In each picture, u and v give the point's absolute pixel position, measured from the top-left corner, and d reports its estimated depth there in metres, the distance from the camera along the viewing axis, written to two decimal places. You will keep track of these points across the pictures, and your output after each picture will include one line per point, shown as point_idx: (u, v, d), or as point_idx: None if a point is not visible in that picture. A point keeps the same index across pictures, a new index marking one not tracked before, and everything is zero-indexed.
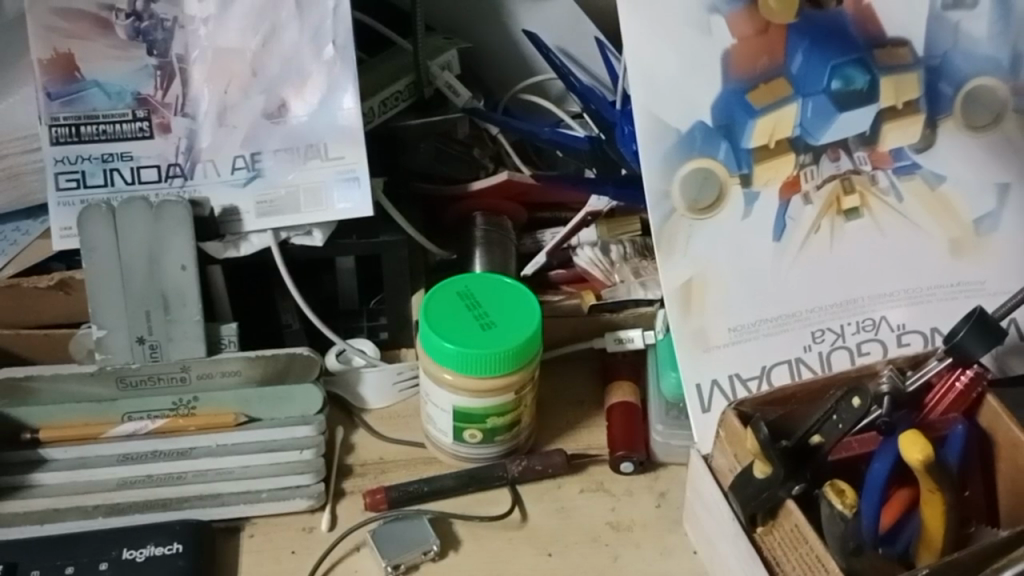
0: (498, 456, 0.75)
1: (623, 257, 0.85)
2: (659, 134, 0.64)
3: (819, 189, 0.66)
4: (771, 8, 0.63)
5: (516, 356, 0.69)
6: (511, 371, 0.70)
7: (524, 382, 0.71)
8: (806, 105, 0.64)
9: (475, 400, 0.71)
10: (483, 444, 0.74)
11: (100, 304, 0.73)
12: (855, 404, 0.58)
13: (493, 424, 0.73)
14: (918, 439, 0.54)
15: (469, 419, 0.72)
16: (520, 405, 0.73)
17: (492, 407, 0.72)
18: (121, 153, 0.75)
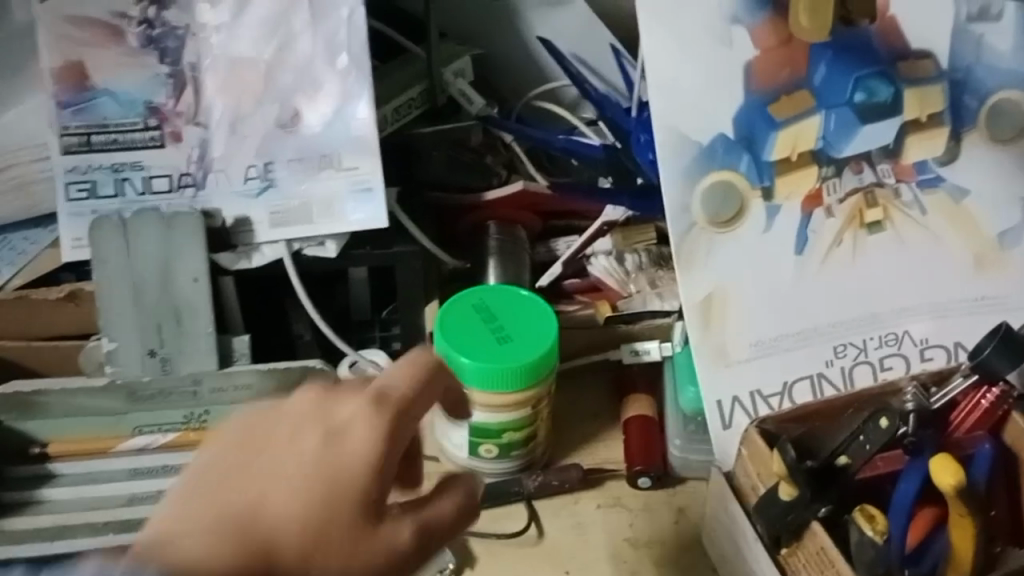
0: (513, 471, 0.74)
1: (638, 267, 0.84)
2: (680, 147, 0.63)
3: (841, 202, 0.64)
4: (804, 27, 0.62)
5: (528, 375, 0.68)
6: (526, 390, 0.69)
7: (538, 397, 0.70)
8: (829, 117, 0.63)
9: (489, 414, 0.70)
10: (497, 460, 0.73)
11: (113, 316, 0.73)
12: (882, 425, 0.57)
13: (507, 438, 0.72)
14: (950, 464, 0.53)
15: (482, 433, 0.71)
16: (535, 419, 0.72)
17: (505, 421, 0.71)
18: (132, 163, 0.74)
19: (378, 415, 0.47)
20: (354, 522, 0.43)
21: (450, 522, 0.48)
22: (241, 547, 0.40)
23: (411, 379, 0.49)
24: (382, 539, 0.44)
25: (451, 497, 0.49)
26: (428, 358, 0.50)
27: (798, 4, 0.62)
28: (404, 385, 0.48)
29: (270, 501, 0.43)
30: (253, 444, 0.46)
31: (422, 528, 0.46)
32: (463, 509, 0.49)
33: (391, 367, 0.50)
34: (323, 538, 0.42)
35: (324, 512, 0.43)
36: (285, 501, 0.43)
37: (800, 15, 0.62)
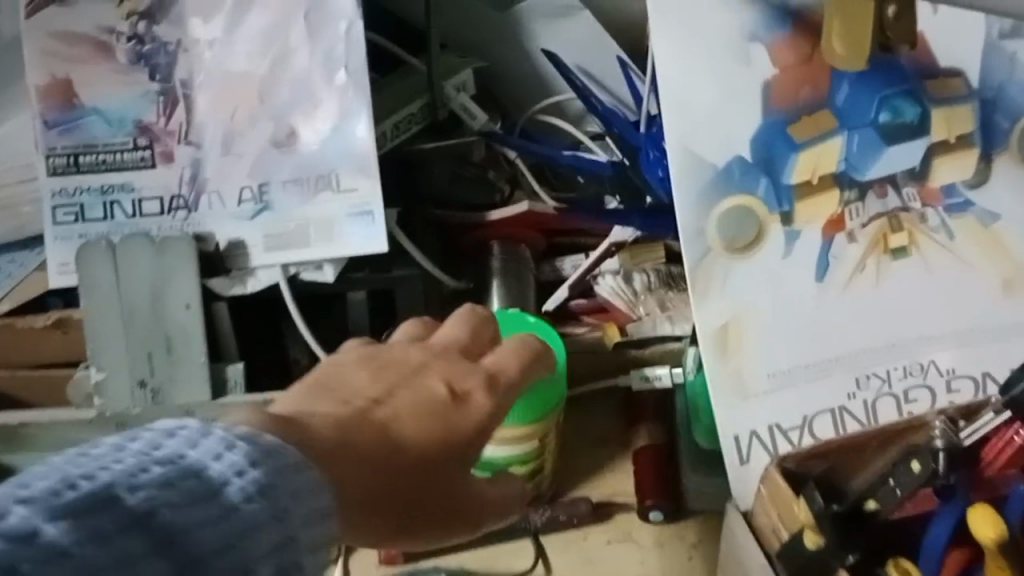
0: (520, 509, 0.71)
1: (647, 287, 0.81)
2: (694, 169, 0.60)
3: (864, 227, 0.61)
4: (835, 53, 0.58)
5: (532, 405, 0.66)
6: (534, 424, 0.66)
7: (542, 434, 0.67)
8: (851, 138, 0.60)
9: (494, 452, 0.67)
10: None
11: (101, 345, 0.70)
12: (914, 471, 0.55)
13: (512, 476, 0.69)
14: (993, 516, 0.53)
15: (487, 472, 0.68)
16: (544, 454, 0.69)
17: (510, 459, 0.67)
18: (121, 185, 0.71)
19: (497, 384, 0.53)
20: (448, 465, 0.47)
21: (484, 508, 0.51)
22: (367, 441, 0.43)
23: (522, 360, 0.55)
24: (447, 495, 0.47)
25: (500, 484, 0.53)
26: (534, 348, 0.56)
27: (828, 29, 0.58)
28: (512, 368, 0.55)
29: (402, 432, 0.46)
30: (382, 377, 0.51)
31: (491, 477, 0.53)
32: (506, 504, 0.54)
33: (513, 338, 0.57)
34: (428, 471, 0.46)
35: (435, 444, 0.47)
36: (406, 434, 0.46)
37: (832, 41, 0.58)
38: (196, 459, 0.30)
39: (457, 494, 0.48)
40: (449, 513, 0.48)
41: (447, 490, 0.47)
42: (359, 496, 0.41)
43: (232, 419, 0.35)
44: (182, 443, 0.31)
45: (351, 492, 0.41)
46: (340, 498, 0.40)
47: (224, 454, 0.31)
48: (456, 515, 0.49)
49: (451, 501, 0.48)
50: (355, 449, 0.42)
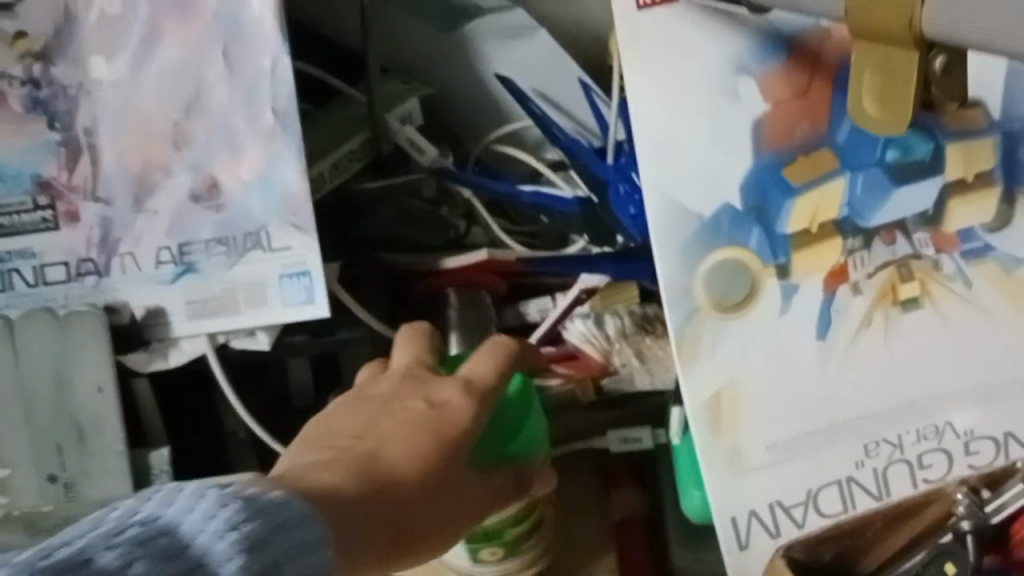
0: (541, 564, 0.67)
1: (621, 334, 0.70)
2: (678, 222, 0.53)
3: (871, 277, 0.54)
4: (867, 113, 0.47)
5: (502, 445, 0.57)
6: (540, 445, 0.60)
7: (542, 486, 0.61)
8: (855, 179, 0.52)
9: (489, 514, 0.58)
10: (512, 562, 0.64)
11: (4, 439, 0.62)
12: (948, 572, 0.54)
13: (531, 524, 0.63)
14: None
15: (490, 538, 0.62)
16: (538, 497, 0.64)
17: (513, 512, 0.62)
18: (20, 250, 0.62)
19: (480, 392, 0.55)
20: (447, 476, 0.51)
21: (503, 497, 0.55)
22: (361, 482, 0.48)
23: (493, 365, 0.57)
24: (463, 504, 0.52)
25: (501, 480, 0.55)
26: (509, 347, 0.58)
27: (863, 85, 0.45)
28: (486, 374, 0.56)
29: (402, 460, 0.51)
30: (365, 417, 0.54)
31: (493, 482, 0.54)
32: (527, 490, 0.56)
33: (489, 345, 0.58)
34: (437, 486, 0.51)
35: (434, 460, 0.51)
36: (398, 462, 0.51)
37: (865, 101, 0.46)
38: (173, 520, 0.36)
39: (469, 498, 0.52)
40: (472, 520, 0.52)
41: (458, 494, 0.52)
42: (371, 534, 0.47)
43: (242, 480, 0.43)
44: (160, 506, 0.36)
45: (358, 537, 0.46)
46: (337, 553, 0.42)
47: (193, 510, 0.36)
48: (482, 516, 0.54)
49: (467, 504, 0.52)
50: (354, 489, 0.47)
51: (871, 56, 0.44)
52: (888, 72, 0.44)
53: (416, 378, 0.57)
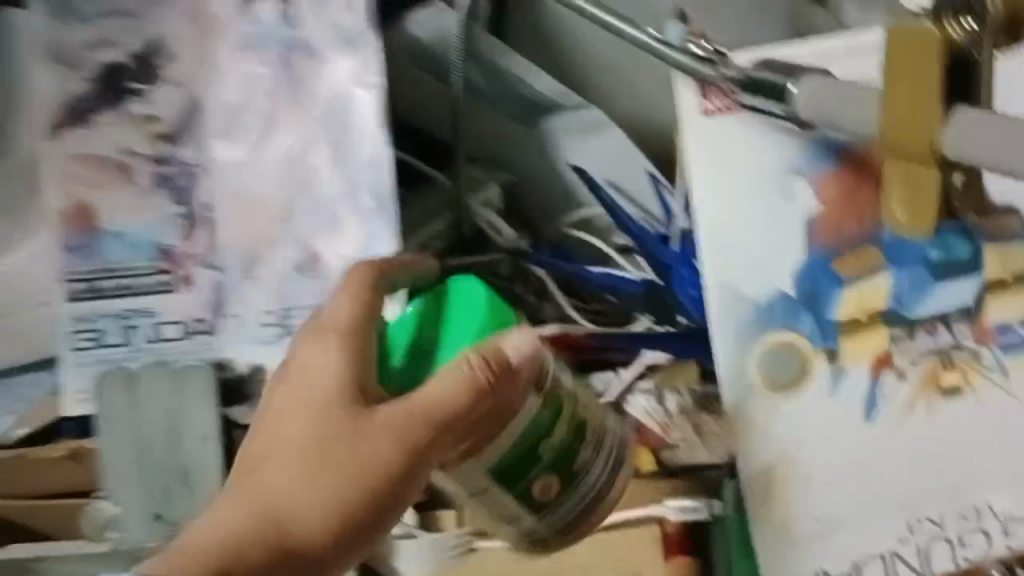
0: (605, 506, 0.57)
1: (682, 410, 0.72)
2: (736, 305, 0.59)
3: (914, 365, 0.58)
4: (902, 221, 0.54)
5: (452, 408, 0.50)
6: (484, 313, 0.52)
7: (589, 408, 0.55)
8: (900, 275, 0.57)
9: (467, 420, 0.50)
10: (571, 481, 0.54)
11: (115, 479, 0.66)
12: None
13: (564, 441, 0.54)
14: None
15: (532, 462, 0.52)
16: (560, 403, 0.53)
17: (535, 430, 0.52)
18: (141, 310, 0.69)
19: (342, 336, 0.51)
20: (335, 444, 0.50)
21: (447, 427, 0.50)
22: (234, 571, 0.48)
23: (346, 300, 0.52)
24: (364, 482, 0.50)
25: (420, 398, 0.49)
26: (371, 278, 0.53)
27: (891, 199, 0.53)
28: (344, 313, 0.51)
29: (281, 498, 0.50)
30: (263, 419, 0.53)
31: (412, 411, 0.49)
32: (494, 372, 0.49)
33: (341, 282, 0.53)
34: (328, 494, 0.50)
35: (325, 434, 0.50)
36: (282, 504, 0.50)
37: (895, 207, 0.53)
38: None
39: (370, 466, 0.50)
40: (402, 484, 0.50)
41: (357, 459, 0.50)
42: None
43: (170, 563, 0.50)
44: None
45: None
46: None
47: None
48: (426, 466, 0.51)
49: (369, 473, 0.50)
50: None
51: (896, 172, 0.51)
52: (914, 180, 0.51)
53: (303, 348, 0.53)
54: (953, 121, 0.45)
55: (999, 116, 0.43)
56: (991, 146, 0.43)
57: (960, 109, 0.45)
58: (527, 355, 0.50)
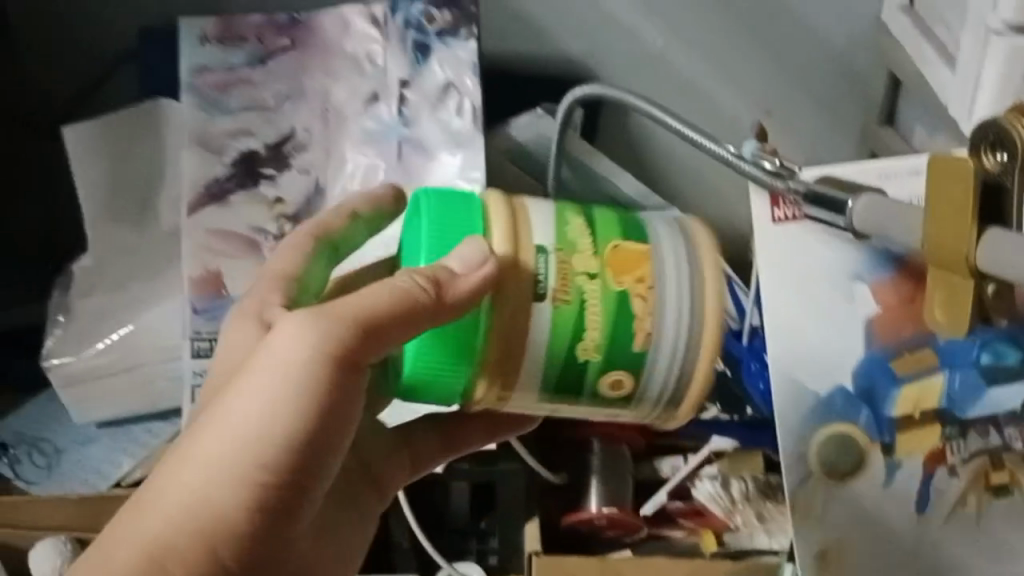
0: (699, 379, 0.49)
1: (744, 496, 0.81)
2: (798, 396, 0.63)
3: (966, 463, 0.62)
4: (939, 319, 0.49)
5: (464, 351, 0.46)
6: (440, 218, 0.47)
7: (622, 276, 0.47)
8: (954, 377, 0.61)
9: (466, 343, 0.46)
10: (638, 369, 0.48)
11: None
12: None
13: (612, 323, 0.46)
14: None
15: (587, 372, 0.47)
16: (578, 286, 0.46)
17: (569, 328, 0.46)
18: None
19: (269, 291, 0.50)
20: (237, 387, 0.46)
21: (342, 385, 0.45)
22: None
23: (294, 251, 0.52)
24: (251, 461, 0.45)
25: (296, 358, 0.45)
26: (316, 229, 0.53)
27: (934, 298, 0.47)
28: (286, 264, 0.51)
29: (155, 506, 0.45)
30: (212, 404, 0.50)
31: (286, 335, 0.45)
32: (411, 299, 0.44)
33: (284, 244, 0.53)
34: (210, 488, 0.45)
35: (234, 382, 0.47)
36: (154, 515, 0.45)
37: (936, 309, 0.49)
38: None
39: (253, 443, 0.45)
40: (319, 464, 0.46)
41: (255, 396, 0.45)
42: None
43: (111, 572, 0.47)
44: None
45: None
46: None
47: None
48: (326, 438, 0.46)
49: (255, 452, 0.45)
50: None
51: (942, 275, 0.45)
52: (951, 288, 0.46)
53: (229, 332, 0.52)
54: (984, 241, 0.42)
55: None
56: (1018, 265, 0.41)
57: (991, 228, 0.42)
58: (473, 264, 0.44)
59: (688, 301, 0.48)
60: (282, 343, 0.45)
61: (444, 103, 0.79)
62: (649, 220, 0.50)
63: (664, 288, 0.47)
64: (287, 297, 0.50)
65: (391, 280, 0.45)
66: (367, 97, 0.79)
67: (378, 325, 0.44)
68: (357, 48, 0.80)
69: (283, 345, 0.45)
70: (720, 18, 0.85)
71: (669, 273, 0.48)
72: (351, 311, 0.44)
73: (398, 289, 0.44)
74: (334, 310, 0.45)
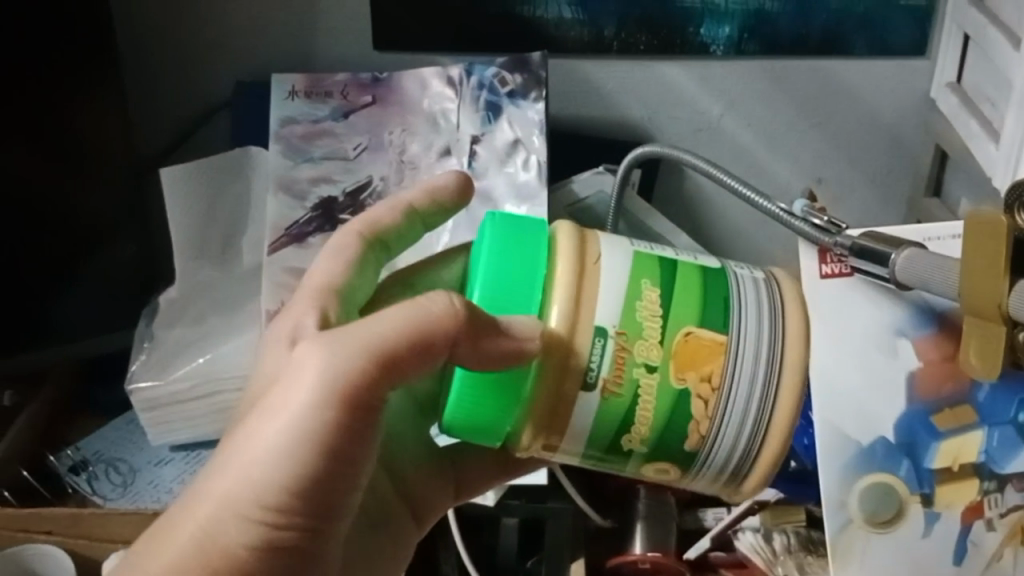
0: (758, 475, 0.47)
1: (786, 548, 0.81)
2: (841, 445, 0.65)
3: (1003, 517, 0.65)
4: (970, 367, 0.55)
5: (511, 397, 0.45)
6: (507, 259, 0.46)
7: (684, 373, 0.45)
8: (992, 433, 0.64)
9: (509, 390, 0.45)
10: (685, 459, 0.47)
11: None
12: None
13: (661, 415, 0.45)
14: None
15: (631, 455, 0.46)
16: (634, 377, 0.44)
17: (614, 418, 0.45)
18: None
19: (309, 303, 0.49)
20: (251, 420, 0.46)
21: (348, 424, 0.44)
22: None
23: (335, 264, 0.50)
24: (257, 497, 0.44)
25: (307, 394, 0.44)
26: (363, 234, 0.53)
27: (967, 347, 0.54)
28: (329, 271, 0.50)
29: (173, 533, 0.45)
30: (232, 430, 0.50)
31: (306, 372, 0.44)
32: (434, 338, 0.44)
33: (327, 251, 0.51)
34: (218, 520, 0.45)
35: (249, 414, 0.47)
36: (169, 545, 0.45)
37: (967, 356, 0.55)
38: None
39: (263, 480, 0.44)
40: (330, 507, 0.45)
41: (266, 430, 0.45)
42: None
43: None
44: None
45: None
46: None
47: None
48: (335, 479, 0.45)
49: (261, 489, 0.44)
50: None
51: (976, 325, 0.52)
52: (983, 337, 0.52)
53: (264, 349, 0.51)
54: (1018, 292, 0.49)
55: None
56: None
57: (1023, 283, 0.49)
58: (522, 338, 0.43)
59: (756, 392, 0.46)
60: (299, 374, 0.44)
61: (511, 159, 0.84)
62: (739, 283, 0.47)
63: (730, 385, 0.45)
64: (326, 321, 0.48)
65: (427, 299, 0.44)
66: (441, 151, 0.85)
67: (396, 364, 0.44)
68: (433, 105, 0.86)
69: (297, 378, 0.44)
70: (778, 91, 0.90)
71: (738, 369, 0.45)
72: (370, 348, 0.44)
73: (436, 330, 0.44)
74: (351, 349, 0.44)
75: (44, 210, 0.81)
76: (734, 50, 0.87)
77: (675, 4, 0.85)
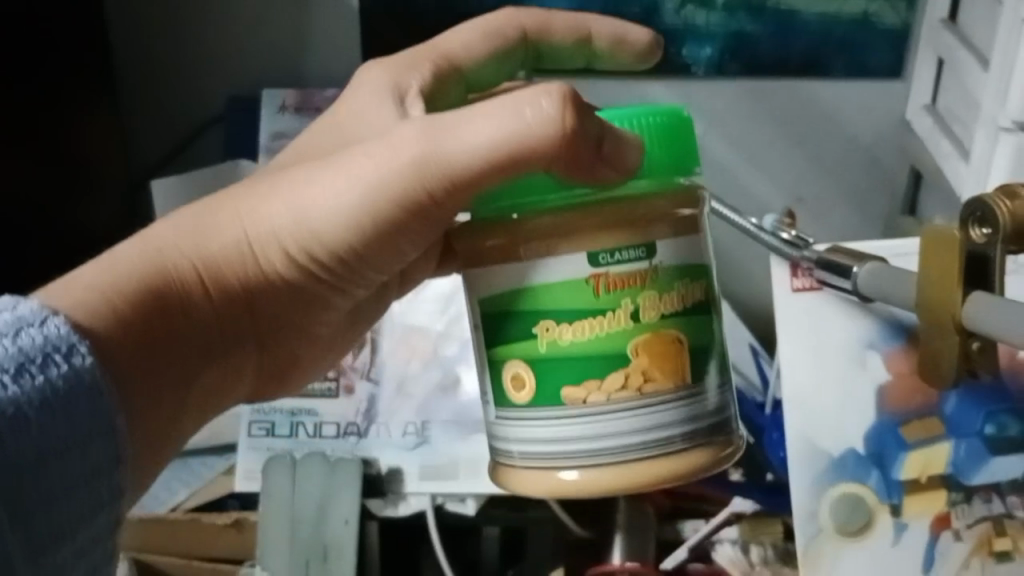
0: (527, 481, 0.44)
1: (763, 559, 0.79)
2: (813, 456, 0.67)
3: (970, 527, 0.66)
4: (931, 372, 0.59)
5: (558, 187, 0.42)
6: (671, 141, 0.44)
7: (654, 355, 0.42)
8: (959, 445, 0.65)
9: (565, 186, 0.42)
10: (539, 406, 0.43)
11: (268, 547, 0.74)
12: None
13: (601, 348, 0.41)
14: None
15: (530, 342, 0.42)
16: (624, 301, 0.41)
17: (568, 300, 0.41)
18: (308, 409, 0.83)
19: (420, 66, 0.53)
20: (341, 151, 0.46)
21: (413, 213, 0.44)
22: (143, 299, 0.42)
23: (477, 45, 0.55)
24: (302, 242, 0.45)
25: (396, 167, 0.43)
26: (511, 33, 0.56)
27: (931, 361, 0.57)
28: (472, 42, 0.55)
29: (212, 228, 0.45)
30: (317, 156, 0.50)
31: (414, 147, 0.42)
32: (542, 152, 0.40)
33: (469, 26, 0.56)
34: (258, 241, 0.45)
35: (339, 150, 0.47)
36: (220, 236, 0.45)
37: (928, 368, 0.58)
38: None
39: (330, 232, 0.45)
40: (355, 273, 0.49)
41: (386, 193, 0.43)
42: (216, 371, 0.48)
43: (166, 228, 0.45)
44: None
45: (198, 392, 0.46)
46: (130, 300, 0.41)
47: (47, 322, 0.33)
48: (370, 253, 0.47)
49: (320, 237, 0.45)
50: (140, 311, 0.41)
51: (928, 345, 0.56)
52: (931, 355, 0.57)
53: (343, 100, 0.54)
54: (968, 302, 0.51)
55: (1005, 303, 0.49)
56: (996, 320, 0.48)
57: (975, 292, 0.51)
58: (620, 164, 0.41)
59: (645, 438, 0.42)
60: (447, 141, 0.42)
61: None
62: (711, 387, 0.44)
63: (651, 403, 0.42)
64: (426, 89, 0.53)
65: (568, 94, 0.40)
66: None
67: (497, 173, 0.41)
68: None
69: (393, 147, 0.43)
70: (757, 113, 0.92)
71: (670, 403, 0.42)
72: (501, 148, 0.40)
73: (550, 134, 0.40)
74: (457, 148, 0.41)
75: (53, 224, 0.83)
76: (716, 71, 0.89)
77: (659, 24, 0.87)
